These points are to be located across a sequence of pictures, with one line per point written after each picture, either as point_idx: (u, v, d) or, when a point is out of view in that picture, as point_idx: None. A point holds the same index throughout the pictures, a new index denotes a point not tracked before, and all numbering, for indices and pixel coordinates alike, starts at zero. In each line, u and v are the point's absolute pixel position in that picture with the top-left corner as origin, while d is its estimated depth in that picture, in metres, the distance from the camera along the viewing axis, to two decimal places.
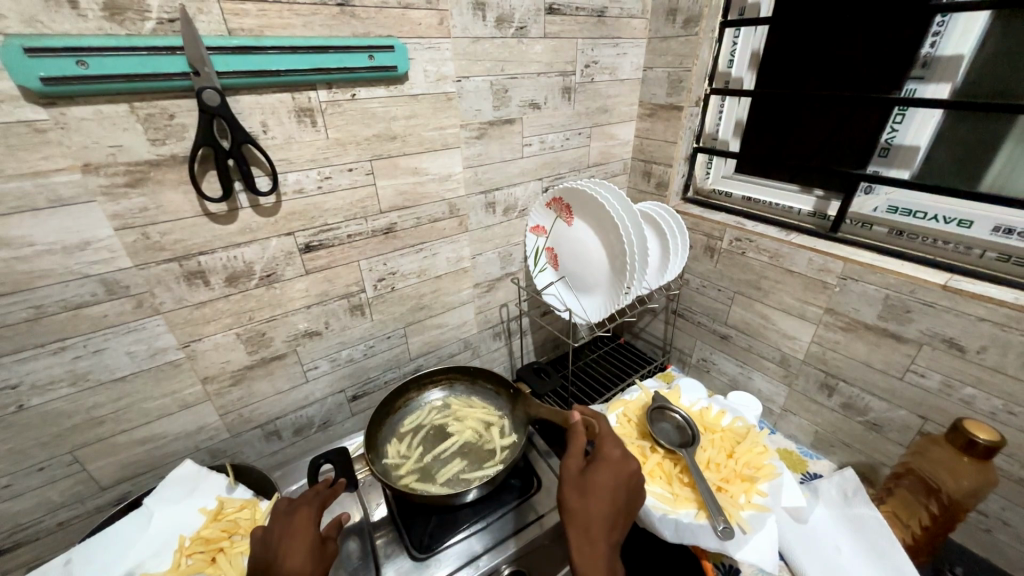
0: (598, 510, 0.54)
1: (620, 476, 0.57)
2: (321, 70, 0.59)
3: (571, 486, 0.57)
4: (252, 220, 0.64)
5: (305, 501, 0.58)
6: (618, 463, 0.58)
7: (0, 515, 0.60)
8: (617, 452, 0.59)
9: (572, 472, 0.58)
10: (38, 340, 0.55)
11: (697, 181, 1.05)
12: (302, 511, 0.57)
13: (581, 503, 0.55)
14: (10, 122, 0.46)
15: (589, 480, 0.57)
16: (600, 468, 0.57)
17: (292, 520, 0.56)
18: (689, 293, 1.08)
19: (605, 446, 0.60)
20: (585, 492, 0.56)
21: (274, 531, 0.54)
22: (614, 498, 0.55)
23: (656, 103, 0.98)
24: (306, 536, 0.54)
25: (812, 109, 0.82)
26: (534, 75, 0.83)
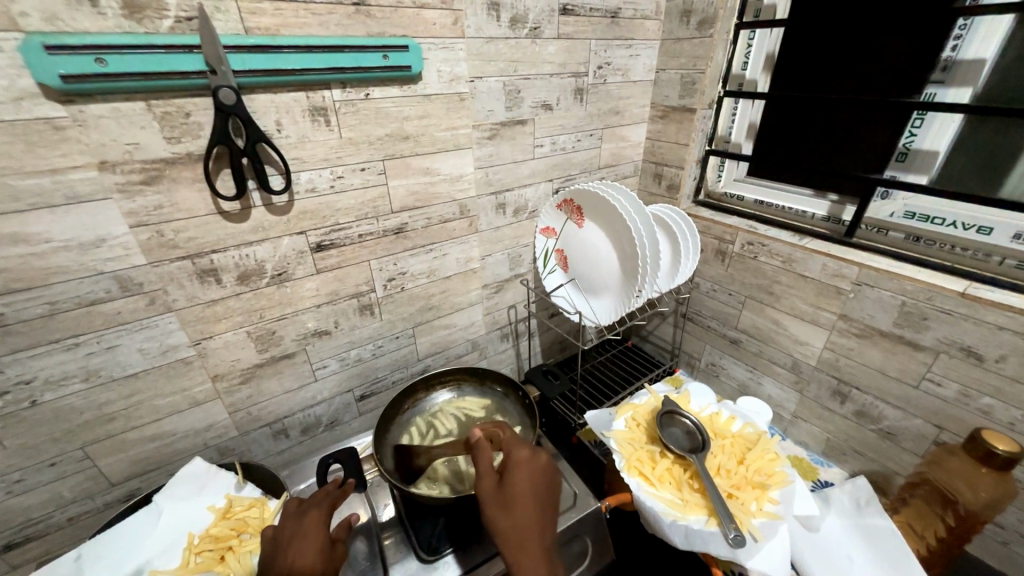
0: (525, 518, 0.51)
1: (536, 474, 0.55)
2: (335, 69, 0.59)
3: (492, 503, 0.53)
4: (264, 219, 0.64)
5: (315, 504, 0.58)
6: (528, 464, 0.56)
7: (11, 510, 0.60)
8: (525, 451, 0.57)
9: (490, 488, 0.54)
10: (51, 336, 0.55)
11: (709, 184, 1.04)
12: (312, 515, 0.56)
13: (508, 517, 0.51)
14: (29, 119, 0.46)
15: (507, 490, 0.54)
16: (514, 475, 0.55)
17: (301, 524, 0.55)
18: (699, 297, 1.07)
19: (512, 450, 0.58)
20: (507, 505, 0.52)
21: (285, 535, 0.54)
22: (534, 500, 0.53)
23: (668, 105, 0.98)
24: (315, 539, 0.53)
25: (829, 113, 0.81)
26: (547, 76, 0.82)
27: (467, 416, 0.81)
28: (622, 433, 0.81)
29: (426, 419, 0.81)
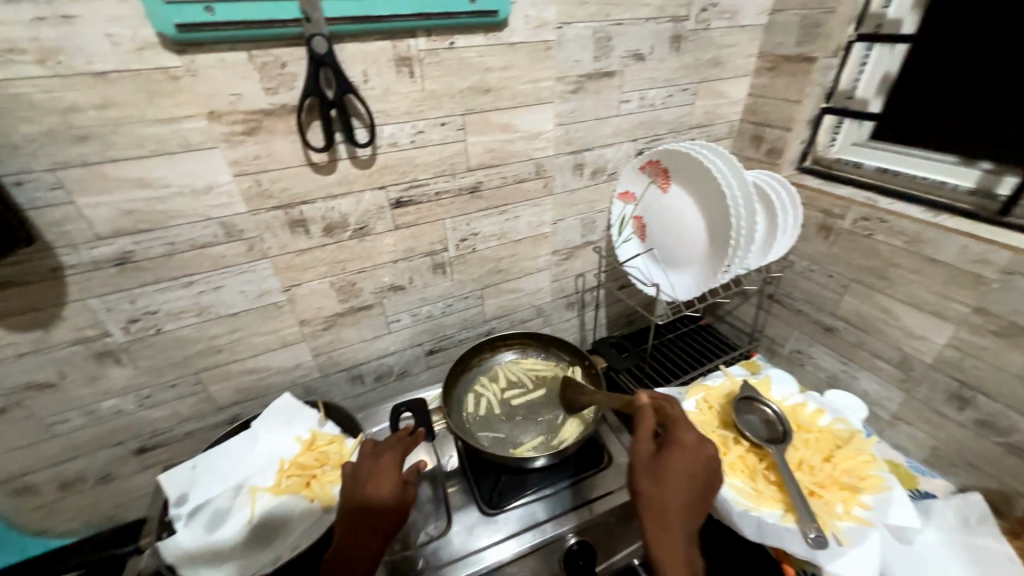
0: (674, 501, 0.53)
1: (696, 462, 0.55)
2: (420, 15, 0.57)
3: (644, 472, 0.55)
4: (349, 172, 0.65)
5: (387, 448, 0.61)
6: (693, 450, 0.55)
7: (143, 420, 0.71)
8: (692, 437, 0.56)
9: (643, 457, 0.56)
10: (171, 274, 0.61)
11: (819, 148, 0.91)
12: (384, 459, 0.59)
13: (657, 492, 0.53)
14: (150, 69, 0.49)
15: (663, 468, 0.55)
16: (675, 456, 0.55)
17: (375, 466, 0.58)
18: (791, 276, 0.97)
19: (680, 430, 0.57)
20: (659, 481, 0.54)
21: (360, 475, 0.58)
22: (687, 487, 0.54)
23: (780, 54, 0.85)
24: (387, 481, 0.56)
25: (1021, 58, 0.65)
26: (642, 21, 0.74)
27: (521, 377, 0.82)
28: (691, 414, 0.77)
29: (480, 383, 0.81)
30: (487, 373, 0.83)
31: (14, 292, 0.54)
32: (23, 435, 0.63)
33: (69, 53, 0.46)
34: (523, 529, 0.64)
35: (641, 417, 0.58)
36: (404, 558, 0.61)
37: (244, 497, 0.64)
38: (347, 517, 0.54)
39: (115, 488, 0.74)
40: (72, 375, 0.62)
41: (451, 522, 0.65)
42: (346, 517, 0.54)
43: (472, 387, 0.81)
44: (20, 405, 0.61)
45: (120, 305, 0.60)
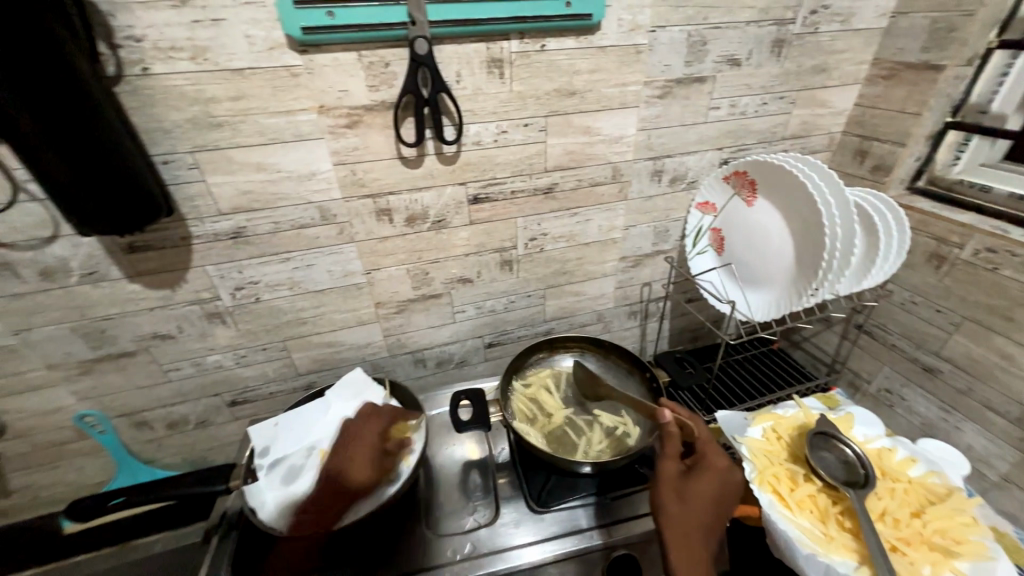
0: (697, 520, 0.53)
1: (723, 486, 0.55)
2: (517, 19, 0.59)
3: (670, 490, 0.55)
4: (434, 167, 0.68)
5: (366, 419, 0.72)
6: (723, 476, 0.56)
7: (238, 377, 0.79)
8: (725, 463, 0.57)
9: (670, 474, 0.56)
10: (273, 249, 0.68)
11: (937, 167, 0.81)
12: (365, 427, 0.71)
13: (682, 509, 0.53)
14: (277, 67, 0.55)
15: (689, 487, 0.55)
16: (704, 478, 0.56)
17: (347, 430, 0.71)
18: (888, 307, 0.87)
19: (712, 455, 0.57)
20: (684, 499, 0.54)
21: (345, 437, 0.70)
22: (712, 508, 0.54)
23: (900, 62, 0.77)
24: (352, 441, 0.69)
25: None
26: (742, 25, 0.71)
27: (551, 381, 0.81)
28: (758, 443, 0.72)
29: (515, 395, 0.79)
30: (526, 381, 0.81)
31: (152, 255, 0.64)
32: (145, 377, 0.74)
33: (215, 52, 0.53)
34: (570, 531, 0.64)
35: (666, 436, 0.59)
36: (454, 543, 0.64)
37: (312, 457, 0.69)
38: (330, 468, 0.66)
39: (208, 434, 0.85)
40: (187, 330, 0.71)
41: (500, 513, 0.67)
42: (331, 469, 0.66)
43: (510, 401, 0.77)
44: (145, 351, 0.71)
45: (230, 274, 0.68)
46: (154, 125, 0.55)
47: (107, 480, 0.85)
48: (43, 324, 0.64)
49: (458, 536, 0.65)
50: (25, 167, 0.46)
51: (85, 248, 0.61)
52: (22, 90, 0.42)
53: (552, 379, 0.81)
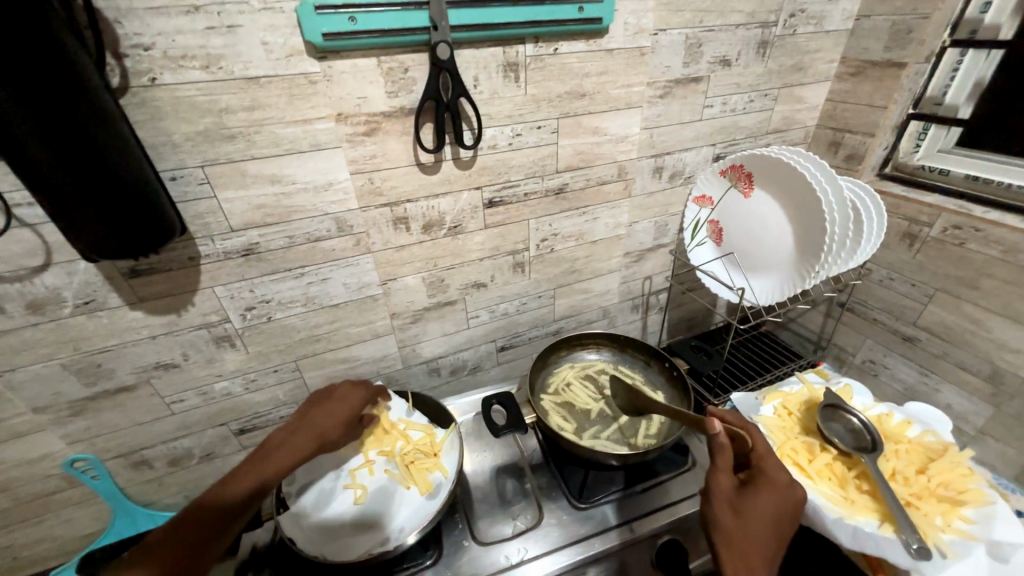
0: (758, 538, 0.51)
1: (782, 502, 0.54)
2: (534, 23, 0.60)
3: (724, 504, 0.54)
4: (451, 173, 0.68)
5: (354, 391, 0.69)
6: (782, 491, 0.55)
7: (247, 403, 0.75)
8: (784, 477, 0.56)
9: (725, 487, 0.55)
10: (286, 265, 0.65)
11: (901, 155, 0.89)
12: (352, 397, 0.68)
13: (739, 526, 0.52)
14: (294, 74, 0.53)
15: (745, 501, 0.54)
16: (761, 494, 0.55)
17: (333, 401, 0.67)
18: (868, 284, 0.95)
19: (769, 469, 0.57)
20: (740, 513, 0.53)
21: (326, 410, 0.65)
22: (772, 526, 0.52)
23: (866, 60, 0.84)
24: (345, 413, 0.66)
25: None
26: (733, 28, 0.75)
27: (565, 390, 0.80)
28: (772, 419, 0.77)
29: (547, 415, 0.75)
30: (545, 401, 0.78)
31: (156, 279, 0.59)
32: (145, 412, 0.68)
33: (230, 60, 0.50)
34: (620, 523, 0.66)
35: (718, 448, 0.57)
36: (503, 549, 0.63)
37: (341, 481, 0.65)
38: (310, 442, 0.61)
39: (214, 467, 0.79)
40: (194, 357, 0.67)
41: (543, 514, 0.67)
42: (310, 443, 0.61)
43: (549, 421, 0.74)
44: (146, 384, 0.66)
45: (241, 294, 0.65)
46: (161, 139, 0.52)
47: (100, 530, 0.78)
48: (30, 363, 0.58)
49: (507, 541, 0.64)
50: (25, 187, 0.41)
51: (82, 275, 0.56)
52: (35, 108, 0.38)
53: (563, 389, 0.80)
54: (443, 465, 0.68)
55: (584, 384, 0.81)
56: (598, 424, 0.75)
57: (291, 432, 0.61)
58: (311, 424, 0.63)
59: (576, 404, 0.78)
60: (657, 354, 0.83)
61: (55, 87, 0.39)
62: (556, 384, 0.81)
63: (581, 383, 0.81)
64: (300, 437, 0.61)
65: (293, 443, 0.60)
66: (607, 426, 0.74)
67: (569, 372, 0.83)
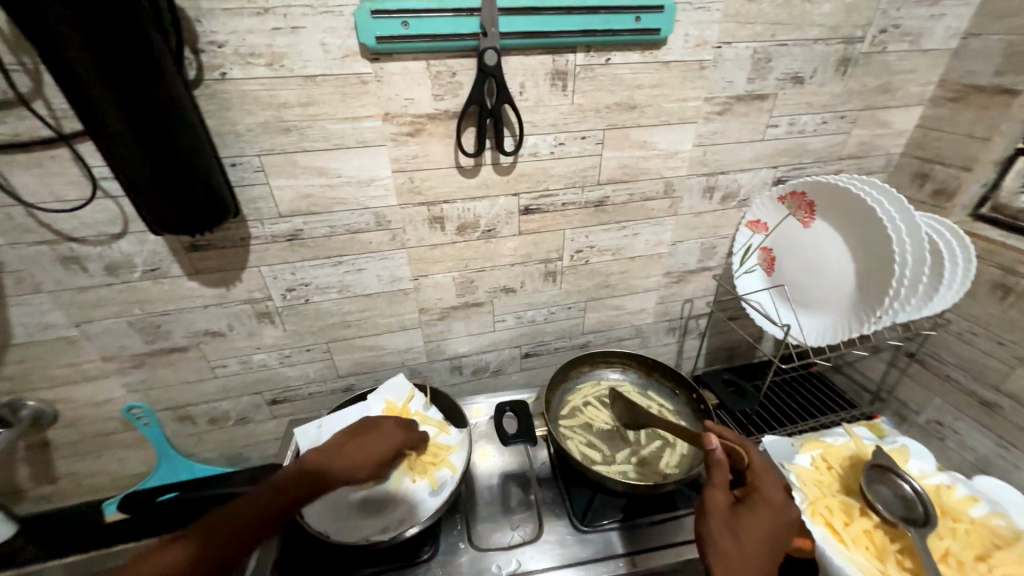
0: (753, 560, 0.48)
1: (779, 524, 0.51)
2: (586, 32, 0.58)
3: (721, 523, 0.50)
4: (489, 177, 0.68)
5: (398, 430, 0.67)
6: (779, 511, 0.52)
7: (281, 376, 0.80)
8: (780, 496, 0.53)
9: (722, 504, 0.51)
10: (326, 253, 0.69)
11: (1002, 195, 0.77)
12: (394, 438, 0.65)
13: (736, 546, 0.49)
14: (347, 74, 0.56)
15: (740, 520, 0.51)
16: (757, 512, 0.52)
17: (372, 438, 0.64)
18: (943, 336, 0.83)
19: (766, 488, 0.54)
20: (736, 533, 0.50)
21: (366, 445, 0.63)
22: (768, 547, 0.49)
23: (970, 84, 0.74)
24: (384, 455, 0.63)
25: None
26: (810, 42, 0.69)
27: (582, 412, 0.77)
28: (807, 471, 0.71)
29: (563, 437, 0.73)
30: (560, 422, 0.76)
31: (212, 254, 0.65)
32: (192, 372, 0.75)
33: (292, 59, 0.53)
34: (625, 553, 0.64)
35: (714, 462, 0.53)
36: (499, 558, 0.63)
37: None
38: (342, 474, 0.60)
39: (247, 431, 0.85)
40: (237, 328, 0.72)
41: (543, 529, 0.66)
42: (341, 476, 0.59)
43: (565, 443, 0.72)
44: (196, 347, 0.72)
45: (283, 275, 0.69)
46: (226, 128, 0.56)
47: (147, 471, 0.86)
48: (102, 317, 0.66)
49: (503, 551, 0.63)
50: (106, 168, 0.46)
51: (150, 245, 0.62)
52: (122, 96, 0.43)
53: (578, 410, 0.78)
54: (452, 464, 0.69)
55: (602, 404, 0.79)
56: (615, 449, 0.72)
57: (329, 460, 0.60)
58: (350, 460, 0.61)
59: (593, 426, 0.75)
60: (686, 382, 0.79)
61: (137, 80, 0.43)
62: (572, 404, 0.79)
63: (598, 405, 0.78)
64: (335, 464, 0.60)
65: (326, 472, 0.59)
66: (625, 451, 0.71)
67: (588, 390, 0.81)
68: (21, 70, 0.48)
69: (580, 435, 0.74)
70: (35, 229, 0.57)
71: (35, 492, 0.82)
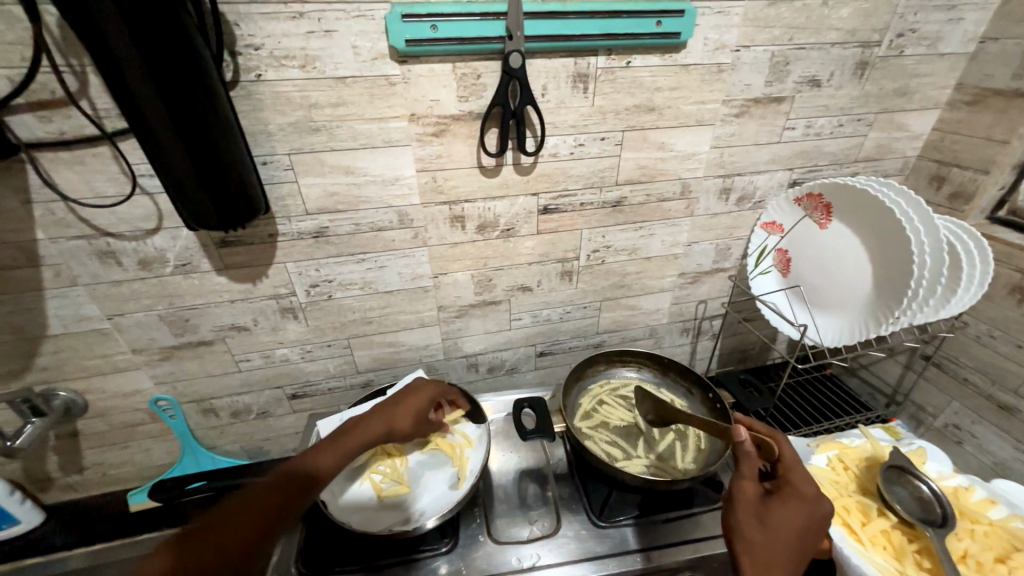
0: (783, 548, 0.49)
1: (812, 516, 0.51)
2: (608, 36, 0.60)
3: (749, 514, 0.51)
4: (510, 177, 0.70)
5: (429, 386, 0.70)
6: (811, 503, 0.52)
7: (302, 371, 0.81)
8: (812, 489, 0.52)
9: (749, 495, 0.53)
10: (350, 250, 0.70)
11: (1021, 197, 0.77)
12: (422, 393, 0.69)
13: (763, 536, 0.50)
14: (376, 76, 0.58)
15: (771, 512, 0.51)
16: (788, 504, 0.52)
17: (408, 395, 0.68)
18: (960, 339, 0.83)
19: (796, 480, 0.54)
20: (765, 523, 0.51)
21: (402, 401, 0.67)
22: (800, 538, 0.50)
23: (988, 88, 0.74)
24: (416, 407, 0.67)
25: None
26: (827, 46, 0.70)
27: (598, 410, 0.78)
28: (824, 471, 0.71)
29: (582, 435, 0.74)
30: (579, 420, 0.77)
31: (240, 250, 0.66)
32: (218, 366, 0.77)
33: (324, 61, 0.55)
34: (644, 548, 0.64)
35: (742, 455, 0.55)
36: (518, 551, 0.63)
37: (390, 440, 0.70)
38: (380, 428, 0.63)
39: (267, 424, 0.87)
40: (262, 323, 0.74)
41: (561, 524, 0.67)
42: (383, 428, 0.63)
43: (585, 441, 0.72)
44: (222, 341, 0.74)
45: (308, 271, 0.71)
46: (259, 128, 0.58)
47: (171, 463, 0.88)
48: (134, 310, 0.68)
49: (520, 545, 0.64)
50: (154, 168, 0.49)
51: (183, 240, 0.64)
52: (171, 105, 0.46)
53: (595, 408, 0.79)
54: (470, 456, 0.70)
55: (619, 402, 0.79)
56: (634, 445, 0.72)
57: (367, 418, 0.64)
58: (385, 412, 0.65)
59: (610, 423, 0.76)
60: (702, 381, 0.80)
61: (184, 89, 0.46)
62: (589, 402, 0.80)
63: (613, 403, 0.79)
64: (371, 421, 0.63)
65: (365, 426, 0.62)
66: (644, 448, 0.72)
67: (599, 390, 0.82)
68: (70, 70, 0.51)
69: (599, 434, 0.74)
70: (74, 223, 0.60)
71: (62, 482, 0.84)
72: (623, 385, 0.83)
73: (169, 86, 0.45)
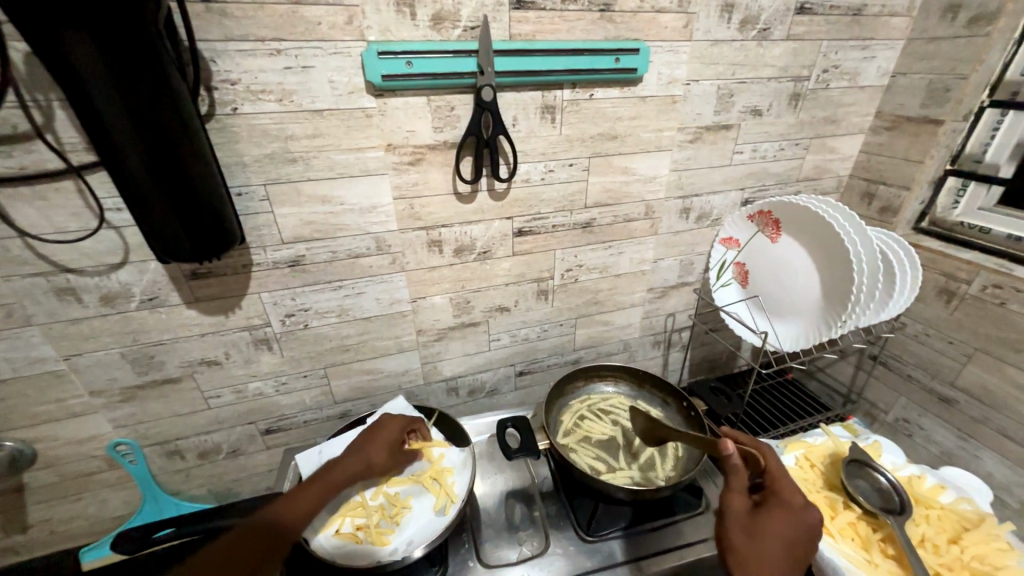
0: (772, 557, 0.51)
1: (800, 525, 0.54)
2: (572, 71, 0.64)
3: (738, 525, 0.54)
4: (484, 203, 0.72)
5: (396, 418, 0.73)
6: (798, 512, 0.55)
7: (276, 404, 0.79)
8: (798, 499, 0.56)
9: (738, 508, 0.55)
10: (326, 278, 0.70)
11: (938, 210, 0.87)
12: (392, 425, 0.71)
13: (752, 546, 0.52)
14: (352, 108, 0.59)
15: (758, 523, 0.54)
16: (776, 515, 0.55)
17: (378, 431, 0.70)
18: (901, 339, 0.91)
19: (783, 491, 0.57)
20: (754, 535, 0.53)
21: (376, 436, 0.69)
22: (787, 547, 0.52)
23: (902, 115, 0.85)
24: (387, 440, 0.69)
25: None
26: (765, 80, 0.78)
27: (579, 425, 0.80)
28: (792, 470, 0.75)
29: (567, 450, 0.75)
30: (563, 436, 0.78)
31: (212, 282, 0.65)
32: (185, 404, 0.73)
33: (301, 95, 0.57)
34: (632, 559, 0.65)
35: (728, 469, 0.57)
36: (508, 573, 0.63)
37: (352, 494, 0.67)
38: (357, 467, 0.65)
39: (238, 463, 0.83)
40: (234, 356, 0.72)
41: (550, 542, 0.67)
42: (359, 468, 0.65)
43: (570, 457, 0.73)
44: (190, 377, 0.71)
45: (284, 301, 0.70)
46: (234, 159, 0.58)
47: (129, 513, 0.82)
48: (94, 349, 0.65)
49: (511, 567, 0.64)
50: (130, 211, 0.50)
51: (150, 274, 0.62)
52: (148, 144, 0.46)
53: (575, 424, 0.80)
54: (456, 481, 0.69)
55: (598, 415, 0.82)
56: (614, 456, 0.74)
57: (341, 460, 0.65)
58: (358, 452, 0.66)
59: (591, 436, 0.78)
60: (675, 391, 0.83)
61: (159, 130, 0.46)
62: (570, 418, 0.81)
63: (593, 417, 0.81)
64: (347, 463, 0.65)
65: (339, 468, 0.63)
66: (625, 458, 0.74)
67: (580, 406, 0.84)
68: (36, 106, 0.50)
69: (582, 449, 0.76)
70: (31, 260, 0.57)
71: (3, 543, 0.76)
72: (600, 398, 0.86)
73: (149, 127, 0.45)
